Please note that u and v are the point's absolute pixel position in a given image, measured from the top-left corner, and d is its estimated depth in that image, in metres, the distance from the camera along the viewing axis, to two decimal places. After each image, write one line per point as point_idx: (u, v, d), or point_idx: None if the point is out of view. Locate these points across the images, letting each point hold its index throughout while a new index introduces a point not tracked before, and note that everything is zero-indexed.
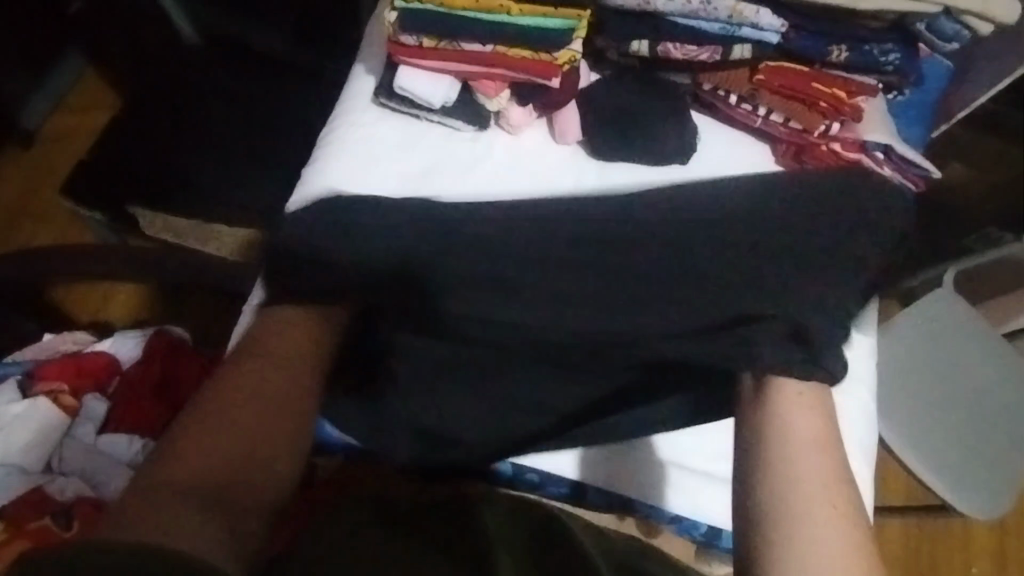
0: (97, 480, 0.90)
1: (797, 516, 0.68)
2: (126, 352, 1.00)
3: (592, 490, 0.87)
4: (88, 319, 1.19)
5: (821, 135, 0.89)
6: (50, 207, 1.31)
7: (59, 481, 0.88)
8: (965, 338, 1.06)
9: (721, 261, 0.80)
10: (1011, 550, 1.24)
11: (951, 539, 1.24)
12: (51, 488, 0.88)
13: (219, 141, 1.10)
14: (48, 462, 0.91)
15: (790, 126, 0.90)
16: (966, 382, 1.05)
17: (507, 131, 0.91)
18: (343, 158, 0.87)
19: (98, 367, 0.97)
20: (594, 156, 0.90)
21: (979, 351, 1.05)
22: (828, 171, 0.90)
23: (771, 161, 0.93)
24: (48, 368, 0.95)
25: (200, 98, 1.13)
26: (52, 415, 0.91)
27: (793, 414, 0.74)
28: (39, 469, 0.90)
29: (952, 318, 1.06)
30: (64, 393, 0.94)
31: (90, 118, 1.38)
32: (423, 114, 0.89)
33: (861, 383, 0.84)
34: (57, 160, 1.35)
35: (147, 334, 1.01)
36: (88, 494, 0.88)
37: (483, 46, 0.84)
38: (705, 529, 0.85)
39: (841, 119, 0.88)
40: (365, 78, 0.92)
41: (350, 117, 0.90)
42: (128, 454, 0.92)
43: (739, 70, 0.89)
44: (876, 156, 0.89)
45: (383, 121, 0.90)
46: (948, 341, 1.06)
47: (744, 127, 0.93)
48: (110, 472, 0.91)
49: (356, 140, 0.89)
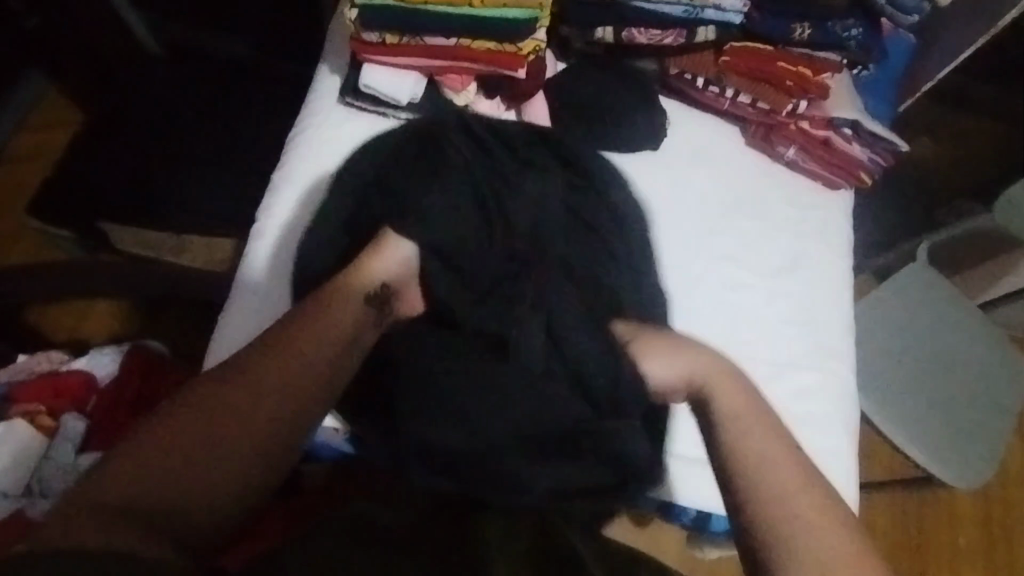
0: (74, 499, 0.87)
1: (767, 489, 0.62)
2: (102, 369, 0.97)
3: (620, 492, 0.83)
4: (65, 340, 1.17)
5: (790, 114, 0.90)
6: (16, 229, 1.28)
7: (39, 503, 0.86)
8: (926, 306, 1.08)
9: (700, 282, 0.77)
10: (995, 518, 1.26)
11: (937, 508, 1.26)
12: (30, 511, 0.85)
13: (185, 153, 1.09)
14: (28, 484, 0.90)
15: (759, 107, 0.90)
16: (945, 353, 1.07)
17: None
18: (311, 158, 0.87)
19: (74, 386, 0.95)
20: None
21: (942, 316, 1.08)
22: (797, 148, 0.91)
23: (742, 143, 0.92)
24: (25, 390, 0.94)
25: (164, 109, 1.11)
26: (29, 436, 0.90)
27: (724, 392, 0.70)
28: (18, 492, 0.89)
29: (915, 287, 1.09)
30: (41, 414, 0.93)
31: (53, 136, 1.34)
32: (390, 113, 0.88)
33: (839, 360, 0.85)
34: (21, 181, 1.31)
35: (123, 351, 0.98)
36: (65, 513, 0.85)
37: (447, 40, 0.84)
38: (693, 513, 0.84)
39: (808, 97, 0.89)
40: (329, 78, 0.91)
41: (316, 120, 0.89)
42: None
43: (704, 53, 0.90)
44: (844, 132, 0.90)
45: (350, 121, 0.88)
46: (911, 310, 1.08)
47: (711, 110, 0.93)
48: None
49: (325, 140, 0.87)
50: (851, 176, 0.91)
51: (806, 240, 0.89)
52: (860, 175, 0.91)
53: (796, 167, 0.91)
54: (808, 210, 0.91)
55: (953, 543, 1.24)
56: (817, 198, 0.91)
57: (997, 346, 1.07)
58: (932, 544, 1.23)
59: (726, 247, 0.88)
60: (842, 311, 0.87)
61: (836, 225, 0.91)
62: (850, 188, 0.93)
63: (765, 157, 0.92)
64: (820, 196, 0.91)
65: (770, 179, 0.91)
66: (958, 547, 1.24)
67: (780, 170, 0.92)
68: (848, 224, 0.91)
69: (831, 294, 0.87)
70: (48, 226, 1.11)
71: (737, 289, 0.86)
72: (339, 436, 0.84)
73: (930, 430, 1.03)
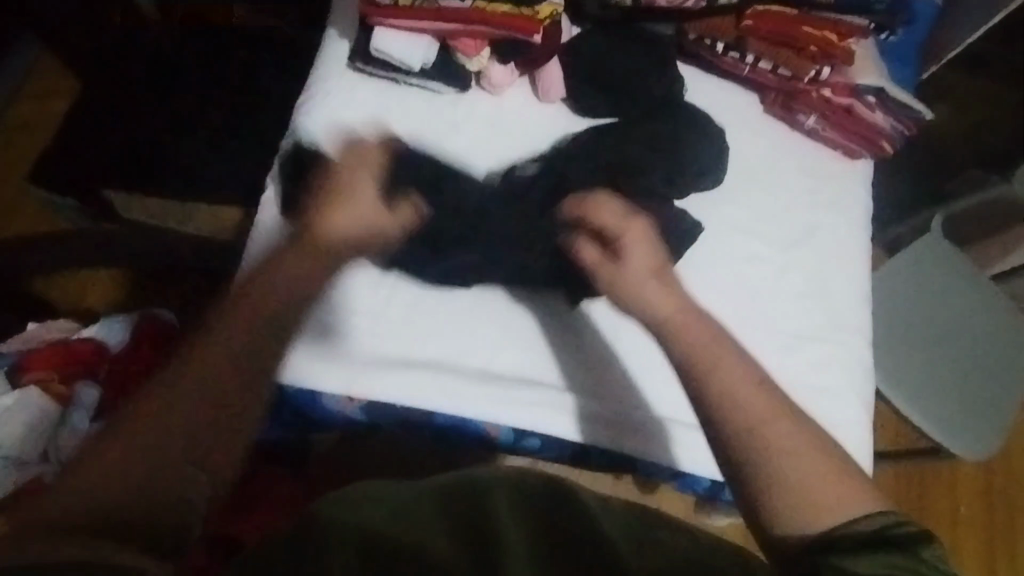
0: None
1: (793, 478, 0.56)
2: (113, 338, 0.96)
3: (639, 461, 0.82)
4: (72, 308, 1.15)
5: (812, 81, 0.87)
6: (18, 197, 1.26)
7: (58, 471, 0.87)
8: (940, 275, 1.07)
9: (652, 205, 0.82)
10: (997, 487, 1.26)
11: (939, 478, 1.26)
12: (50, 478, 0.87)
13: (189, 121, 1.07)
14: (45, 451, 0.89)
15: (779, 73, 0.88)
16: (958, 323, 1.06)
17: (490, 92, 0.88)
18: (319, 128, 0.85)
19: (86, 354, 0.94)
20: (580, 114, 0.88)
21: (958, 287, 1.07)
22: (818, 116, 0.89)
23: (760, 110, 0.91)
24: (37, 358, 0.93)
25: (167, 75, 1.09)
26: (44, 405, 0.89)
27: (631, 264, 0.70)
28: (37, 458, 0.89)
29: (930, 256, 1.07)
30: (55, 383, 0.92)
31: (53, 104, 1.31)
32: (402, 79, 0.86)
33: (856, 330, 0.84)
34: (21, 148, 1.29)
35: (132, 320, 0.98)
36: None
37: (462, 3, 0.82)
38: (707, 483, 0.82)
39: (831, 62, 0.86)
40: (338, 43, 0.89)
41: (325, 86, 0.87)
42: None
43: (724, 17, 0.88)
44: (867, 99, 0.88)
45: (360, 87, 0.87)
46: (924, 280, 1.07)
47: (730, 77, 0.91)
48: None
49: (335, 107, 0.86)
50: (872, 145, 0.89)
51: (822, 210, 0.88)
52: (881, 145, 0.89)
53: (815, 135, 0.90)
54: (825, 178, 0.89)
55: (953, 510, 1.24)
56: (835, 166, 0.90)
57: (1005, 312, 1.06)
58: (935, 513, 1.24)
59: (743, 217, 0.87)
60: (857, 283, 0.86)
61: (854, 194, 0.89)
62: (870, 157, 0.91)
63: (785, 126, 0.90)
64: (838, 164, 0.90)
65: (787, 147, 0.90)
66: (959, 514, 1.24)
67: (799, 138, 0.90)
68: (867, 191, 0.90)
69: (848, 265, 0.86)
70: (52, 194, 1.10)
71: (752, 260, 0.85)
72: (354, 405, 0.80)
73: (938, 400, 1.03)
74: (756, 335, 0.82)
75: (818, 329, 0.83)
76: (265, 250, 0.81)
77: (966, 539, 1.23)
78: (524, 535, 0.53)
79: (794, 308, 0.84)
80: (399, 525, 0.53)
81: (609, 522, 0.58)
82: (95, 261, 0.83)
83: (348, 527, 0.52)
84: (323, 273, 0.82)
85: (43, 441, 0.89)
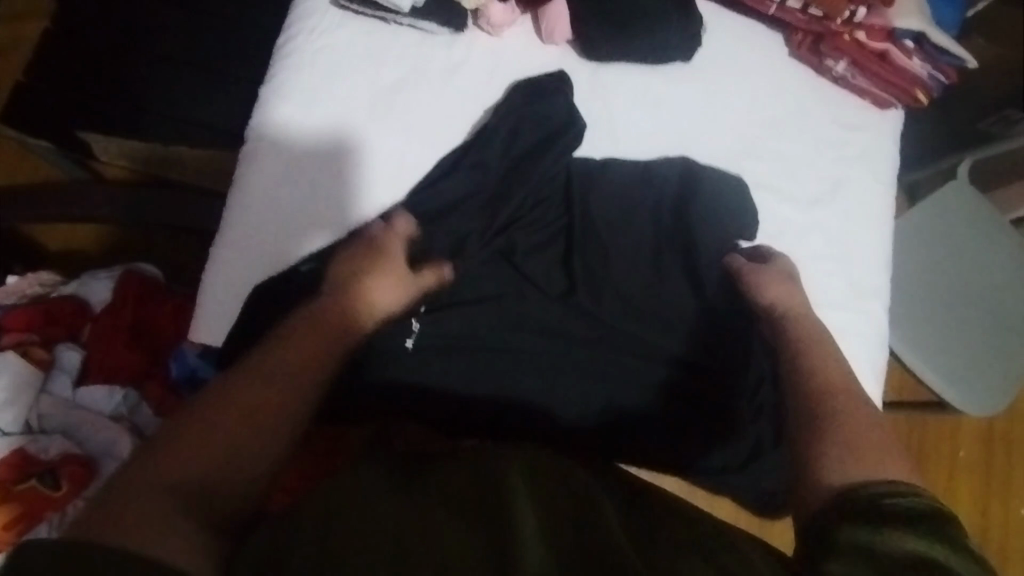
0: (80, 434, 0.82)
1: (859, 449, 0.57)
2: (95, 296, 0.91)
3: None
4: (60, 252, 1.07)
5: (846, 23, 0.80)
6: None
7: (41, 440, 0.80)
8: (954, 225, 1.05)
9: (758, 167, 0.80)
10: (1011, 445, 1.23)
11: (940, 427, 1.22)
12: (32, 448, 0.79)
13: (164, 61, 0.99)
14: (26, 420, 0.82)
15: (810, 13, 0.80)
16: (971, 269, 1.04)
17: (487, 32, 0.80)
18: (305, 70, 0.78)
19: (68, 314, 0.88)
20: (586, 57, 0.81)
21: (970, 232, 1.05)
22: (848, 62, 0.81)
23: (784, 53, 0.84)
24: (14, 319, 0.86)
25: (139, 9, 1.00)
26: (24, 367, 0.82)
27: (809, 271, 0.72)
28: (18, 429, 0.80)
29: (946, 205, 1.05)
30: (33, 345, 0.85)
31: (22, 35, 1.22)
32: (390, 17, 0.79)
33: (873, 299, 0.79)
34: None
35: (115, 275, 0.91)
36: (74, 451, 0.80)
37: None
38: None
39: (868, 3, 0.79)
40: None
41: (306, 24, 0.79)
42: (110, 408, 0.84)
43: None
44: (905, 45, 0.81)
45: (347, 25, 0.80)
46: (940, 232, 1.05)
47: (754, 15, 0.84)
48: (91, 424, 0.82)
49: (317, 53, 0.79)
50: (905, 95, 0.82)
51: (846, 167, 0.81)
52: (916, 95, 0.82)
53: (843, 82, 0.83)
54: (852, 131, 0.82)
55: (952, 455, 1.22)
56: (860, 117, 0.83)
57: (1005, 257, 1.04)
58: (939, 471, 1.21)
59: (748, 144, 0.81)
60: (878, 250, 0.80)
61: (880, 149, 0.83)
62: (902, 107, 0.84)
63: (812, 71, 0.83)
64: (865, 114, 0.83)
65: (811, 93, 0.83)
66: (958, 459, 1.21)
67: (826, 85, 0.83)
68: (896, 147, 0.83)
69: (870, 232, 0.81)
70: (23, 136, 1.03)
71: (783, 230, 0.79)
72: None
73: (942, 351, 1.02)
74: (852, 310, 0.78)
75: (834, 297, 0.78)
76: (249, 182, 0.76)
77: (964, 484, 1.21)
78: (534, 531, 0.50)
79: (809, 273, 0.78)
80: (433, 521, 0.51)
81: (619, 521, 0.55)
82: (92, 216, 0.78)
83: (365, 515, 0.51)
84: (306, 205, 0.75)
85: (23, 409, 0.81)
